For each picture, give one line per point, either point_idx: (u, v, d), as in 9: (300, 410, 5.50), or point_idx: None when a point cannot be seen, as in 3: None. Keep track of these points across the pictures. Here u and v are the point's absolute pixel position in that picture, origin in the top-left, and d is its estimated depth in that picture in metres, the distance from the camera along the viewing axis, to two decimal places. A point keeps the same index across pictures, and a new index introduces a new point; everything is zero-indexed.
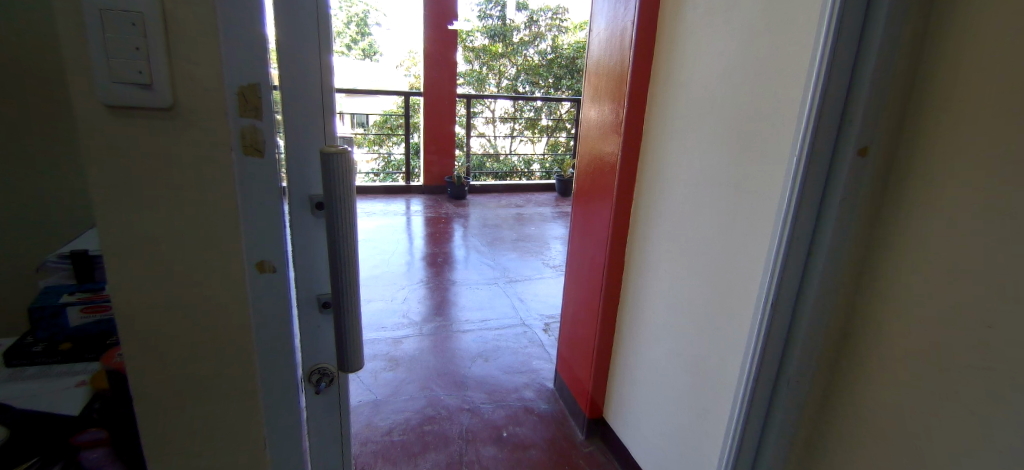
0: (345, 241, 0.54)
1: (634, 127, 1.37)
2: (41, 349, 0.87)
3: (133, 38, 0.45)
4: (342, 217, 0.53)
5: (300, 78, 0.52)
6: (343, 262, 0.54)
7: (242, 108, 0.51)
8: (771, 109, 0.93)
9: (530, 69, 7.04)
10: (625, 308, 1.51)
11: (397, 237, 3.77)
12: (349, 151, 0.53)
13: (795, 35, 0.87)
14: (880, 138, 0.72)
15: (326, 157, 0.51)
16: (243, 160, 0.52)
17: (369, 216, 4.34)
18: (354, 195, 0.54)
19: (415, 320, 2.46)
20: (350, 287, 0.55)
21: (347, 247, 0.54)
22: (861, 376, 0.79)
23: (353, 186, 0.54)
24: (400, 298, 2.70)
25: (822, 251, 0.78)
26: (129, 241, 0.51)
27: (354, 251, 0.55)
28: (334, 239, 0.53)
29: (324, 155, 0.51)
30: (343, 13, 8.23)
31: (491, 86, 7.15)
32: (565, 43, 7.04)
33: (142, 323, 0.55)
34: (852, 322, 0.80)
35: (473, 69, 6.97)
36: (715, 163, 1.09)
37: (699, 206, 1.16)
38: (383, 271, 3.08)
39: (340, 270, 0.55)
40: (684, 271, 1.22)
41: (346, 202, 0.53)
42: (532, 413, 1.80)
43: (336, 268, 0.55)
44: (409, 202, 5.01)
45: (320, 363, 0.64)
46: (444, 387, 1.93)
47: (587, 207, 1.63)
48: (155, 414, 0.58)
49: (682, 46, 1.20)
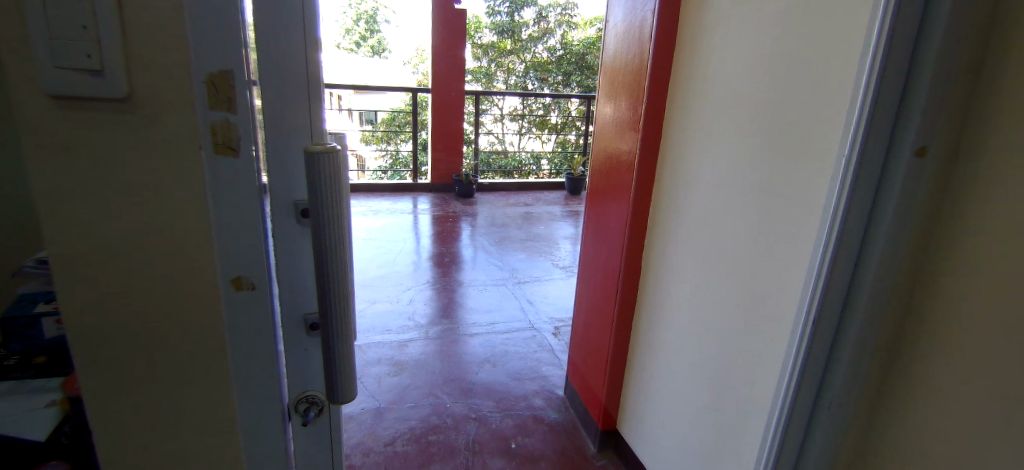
0: (335, 254, 0.47)
1: (654, 124, 1.29)
2: (13, 363, 0.80)
3: (82, 15, 0.38)
4: (330, 228, 0.46)
5: (281, 69, 0.44)
6: (333, 279, 0.47)
7: (213, 101, 0.43)
8: (811, 104, 0.84)
9: (540, 66, 6.95)
10: (640, 315, 1.43)
11: (404, 235, 3.72)
12: (337, 149, 0.45)
13: (842, 23, 0.78)
14: (940, 136, 0.63)
15: (311, 158, 0.44)
16: (214, 159, 0.45)
17: (377, 213, 4.29)
18: (345, 203, 0.47)
19: (422, 322, 2.40)
20: (342, 306, 0.49)
21: (337, 261, 0.47)
22: (911, 402, 0.70)
23: (345, 191, 0.47)
24: (406, 299, 2.64)
25: (869, 264, 0.70)
26: (88, 251, 0.45)
27: (346, 265, 0.48)
28: (322, 254, 0.46)
29: (308, 156, 0.44)
30: (353, 11, 8.26)
31: (500, 83, 7.09)
32: (576, 39, 6.94)
33: (105, 347, 0.48)
34: (899, 343, 0.71)
35: (482, 65, 6.91)
36: (744, 165, 1.01)
37: (726, 209, 1.07)
38: (391, 270, 3.04)
39: (329, 288, 0.47)
40: (707, 279, 1.14)
41: (336, 212, 0.46)
42: (542, 422, 1.72)
43: (323, 286, 0.47)
44: (418, 199, 4.95)
45: (309, 391, 0.56)
46: (451, 394, 1.86)
47: (601, 206, 1.56)
48: (123, 448, 0.52)
49: (707, 39, 1.12)
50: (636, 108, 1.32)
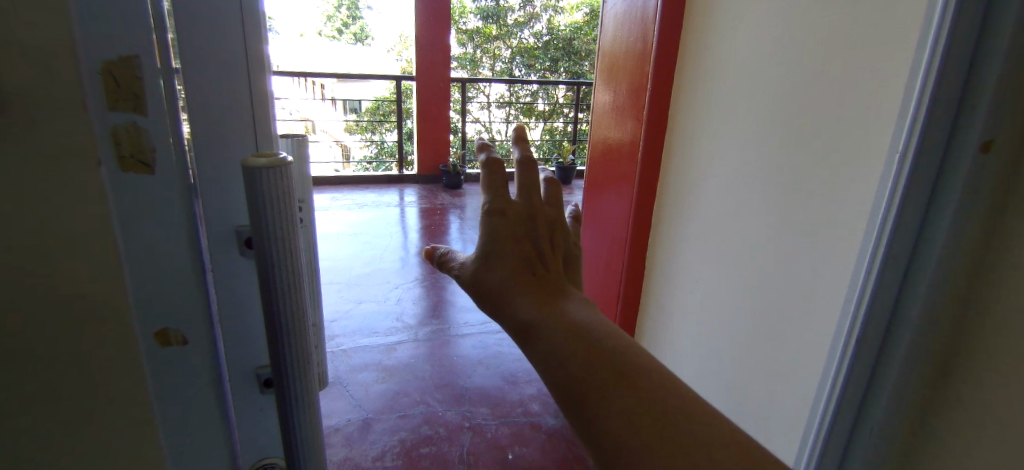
0: (286, 293, 0.38)
1: (659, 113, 1.22)
2: None
3: None
4: (275, 263, 0.36)
5: (208, 71, 0.41)
6: (287, 323, 0.38)
7: (112, 96, 0.34)
8: (845, 93, 0.77)
9: (526, 52, 6.78)
10: (648, 313, 1.38)
11: (390, 230, 3.59)
12: (287, 162, 0.35)
13: (883, 2, 0.70)
14: (1011, 128, 0.54)
15: (249, 176, 0.33)
16: (121, 176, 0.37)
17: (362, 207, 4.14)
18: (297, 229, 0.37)
19: (411, 323, 2.30)
20: (300, 355, 0.40)
21: (288, 301, 0.38)
22: (961, 436, 0.61)
23: (297, 214, 0.37)
24: (394, 298, 2.53)
25: (923, 276, 0.61)
26: None
27: (300, 304, 0.39)
28: (267, 295, 0.37)
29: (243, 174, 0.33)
30: None
31: (486, 70, 6.91)
32: (563, 24, 6.78)
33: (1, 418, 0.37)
34: (948, 365, 0.62)
35: (467, 52, 6.72)
36: (764, 157, 0.95)
37: (744, 206, 1.01)
38: (378, 267, 2.91)
39: (280, 335, 0.38)
40: (725, 281, 1.08)
41: (284, 241, 0.37)
42: (540, 430, 1.64)
43: (272, 331, 0.38)
44: (403, 191, 4.81)
45: (269, 458, 0.53)
46: (443, 402, 1.77)
47: (598, 200, 1.49)
48: None
49: (723, 22, 1.04)
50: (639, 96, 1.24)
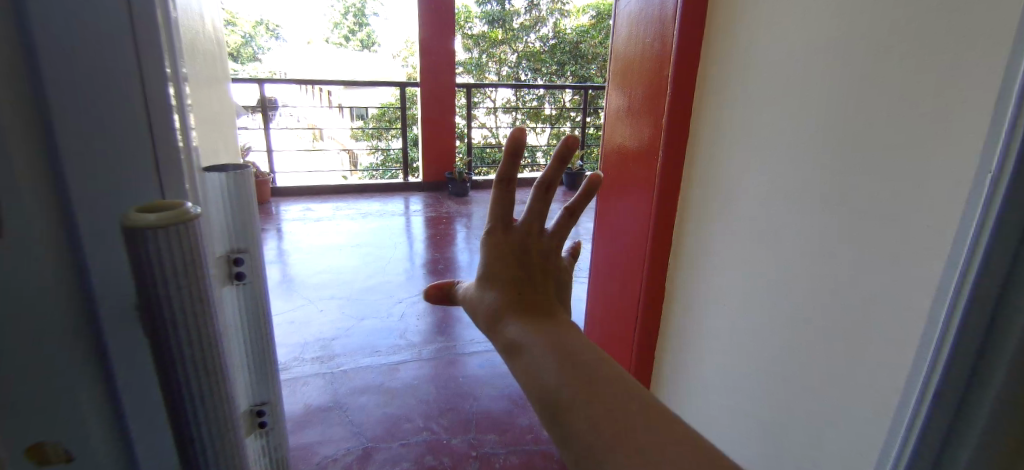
0: (192, 357, 0.32)
1: (678, 118, 1.12)
2: None
3: None
4: (175, 324, 0.31)
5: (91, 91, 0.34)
6: (194, 391, 0.33)
7: None
8: (912, 92, 0.66)
9: (533, 56, 6.70)
10: (669, 336, 1.29)
11: (395, 240, 3.50)
12: (188, 211, 0.31)
13: None
14: None
15: (132, 230, 0.28)
16: None
17: (367, 216, 4.06)
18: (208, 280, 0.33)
19: (414, 340, 2.20)
20: (210, 424, 0.34)
21: (193, 367, 0.32)
22: None
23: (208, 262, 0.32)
24: (398, 313, 2.44)
25: None
26: None
27: (216, 366, 0.34)
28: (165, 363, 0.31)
29: (123, 234, 0.28)
30: (338, 3, 7.95)
31: (492, 75, 6.84)
32: (569, 27, 6.69)
33: None
34: None
35: (473, 57, 6.65)
36: (809, 164, 0.84)
37: (786, 220, 0.90)
38: (382, 280, 2.82)
39: (184, 402, 0.33)
40: (762, 302, 0.97)
41: (193, 296, 0.32)
42: (551, 459, 1.53)
43: (172, 397, 0.33)
44: (409, 199, 4.73)
45: None
46: (447, 429, 1.67)
47: (612, 210, 1.38)
48: None
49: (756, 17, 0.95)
50: (657, 104, 1.14)
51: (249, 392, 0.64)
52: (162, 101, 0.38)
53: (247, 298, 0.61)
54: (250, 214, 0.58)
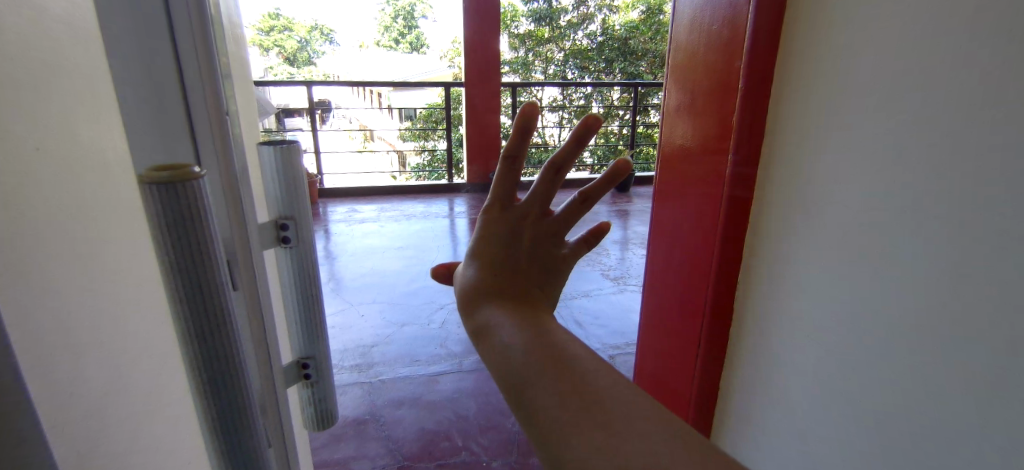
0: (219, 340, 0.30)
1: (748, 119, 0.95)
2: None
3: None
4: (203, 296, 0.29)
5: None
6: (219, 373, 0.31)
7: None
8: None
9: (580, 54, 6.51)
10: (737, 365, 1.10)
11: (439, 243, 3.46)
12: (199, 179, 0.26)
13: None
14: None
15: (154, 192, 0.25)
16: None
17: (411, 218, 4.05)
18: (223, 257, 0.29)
19: (456, 350, 2.12)
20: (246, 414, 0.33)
21: (222, 348, 0.30)
22: None
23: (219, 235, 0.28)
24: (439, 320, 2.37)
25: None
26: None
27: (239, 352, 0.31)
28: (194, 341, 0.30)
29: (138, 192, 0.25)
30: (388, 7, 8.09)
31: (538, 73, 6.70)
32: (618, 23, 6.46)
33: None
34: None
35: (519, 56, 6.53)
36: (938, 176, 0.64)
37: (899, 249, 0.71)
38: (424, 284, 2.77)
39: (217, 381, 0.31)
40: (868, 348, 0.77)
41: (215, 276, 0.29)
42: None
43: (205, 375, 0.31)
44: (453, 201, 4.69)
45: None
46: (489, 450, 1.58)
47: (673, 214, 1.21)
48: None
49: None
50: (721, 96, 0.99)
51: (298, 343, 0.56)
52: (200, 65, 0.35)
53: (298, 261, 0.53)
54: (303, 188, 0.51)
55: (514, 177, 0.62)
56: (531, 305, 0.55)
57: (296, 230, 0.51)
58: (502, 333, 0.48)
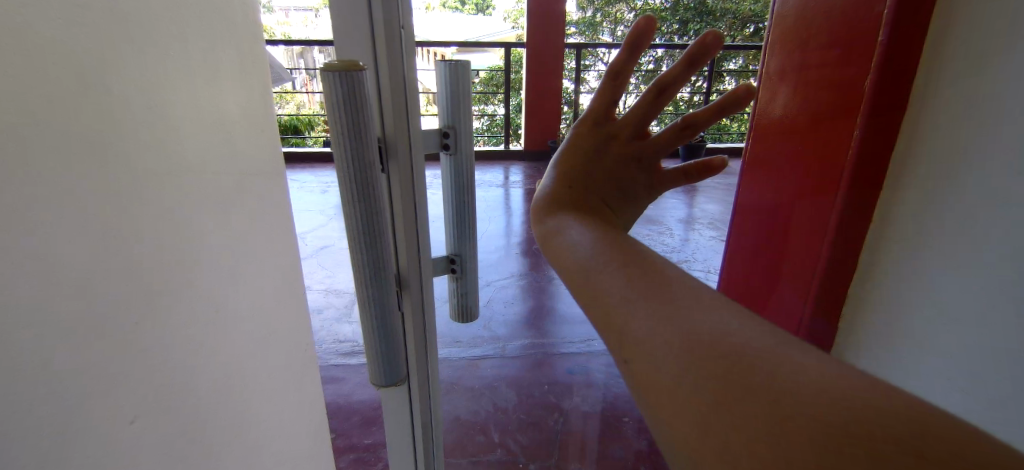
0: (374, 197, 0.56)
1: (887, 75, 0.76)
2: None
3: None
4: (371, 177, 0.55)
5: None
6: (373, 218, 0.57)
7: None
8: None
9: (653, 13, 5.95)
10: None
11: (489, 214, 3.32)
12: (354, 73, 0.50)
13: None
14: None
15: (327, 79, 0.50)
16: None
17: None
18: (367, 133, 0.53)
19: (501, 333, 2.00)
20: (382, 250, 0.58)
21: (375, 200, 0.56)
22: None
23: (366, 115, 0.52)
24: (485, 299, 2.26)
25: None
26: None
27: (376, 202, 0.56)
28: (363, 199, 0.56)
29: (323, 79, 0.50)
30: None
31: (605, 35, 6.20)
32: None
33: None
34: None
35: (585, 15, 6.06)
36: None
37: None
38: None
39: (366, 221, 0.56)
40: None
41: (357, 144, 0.53)
42: None
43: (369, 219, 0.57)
44: (509, 169, 4.51)
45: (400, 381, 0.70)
46: (530, 448, 1.46)
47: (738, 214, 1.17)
48: None
49: None
50: (838, 92, 0.85)
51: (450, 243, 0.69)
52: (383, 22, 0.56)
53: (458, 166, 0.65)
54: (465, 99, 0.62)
55: (614, 92, 0.53)
56: (606, 219, 0.47)
57: (455, 140, 0.63)
58: (571, 232, 0.41)
